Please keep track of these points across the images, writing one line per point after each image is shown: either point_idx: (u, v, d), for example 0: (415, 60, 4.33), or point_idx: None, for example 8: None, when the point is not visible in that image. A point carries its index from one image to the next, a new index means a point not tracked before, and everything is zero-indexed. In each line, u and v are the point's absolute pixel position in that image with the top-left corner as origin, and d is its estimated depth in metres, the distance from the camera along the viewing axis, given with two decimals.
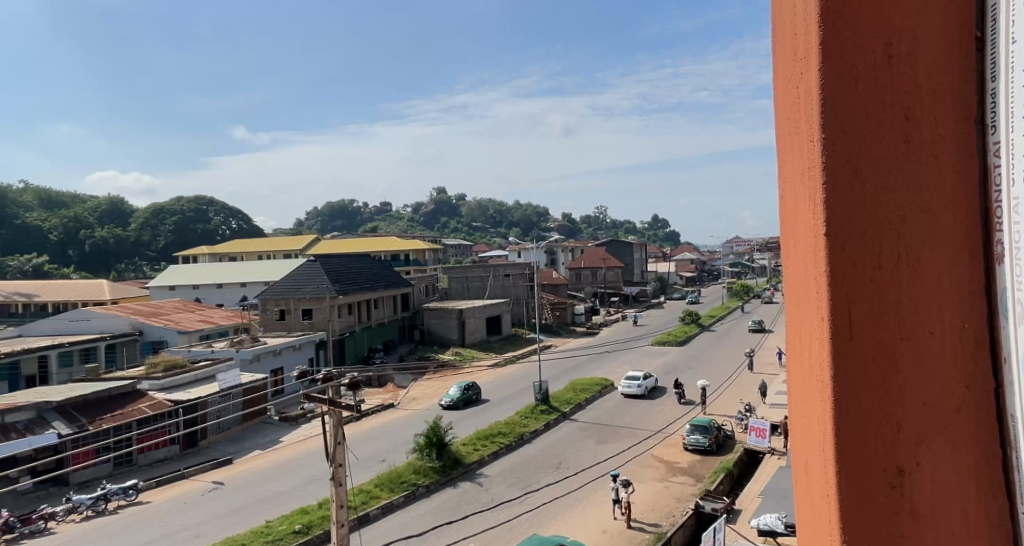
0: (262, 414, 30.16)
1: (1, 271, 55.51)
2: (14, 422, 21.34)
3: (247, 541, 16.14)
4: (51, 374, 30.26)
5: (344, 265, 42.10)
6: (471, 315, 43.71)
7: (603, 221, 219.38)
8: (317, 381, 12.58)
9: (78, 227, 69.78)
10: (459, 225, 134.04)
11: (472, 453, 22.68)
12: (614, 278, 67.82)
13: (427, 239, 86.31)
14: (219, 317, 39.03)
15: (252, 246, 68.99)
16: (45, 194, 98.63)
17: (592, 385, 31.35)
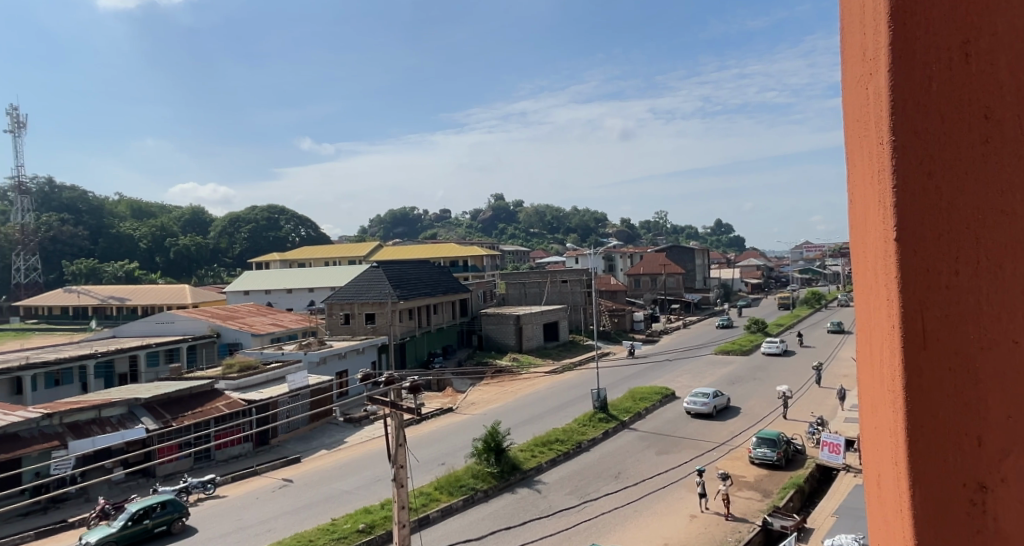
0: (328, 415, 31.01)
1: (97, 276, 59.41)
2: (108, 417, 22.77)
3: (312, 539, 16.58)
4: (138, 373, 32.09)
5: (405, 272, 42.90)
6: (528, 321, 43.69)
7: (663, 227, 216.28)
8: (380, 382, 12.86)
9: (164, 235, 75.07)
10: (518, 232, 134.80)
11: (530, 459, 22.69)
12: (675, 284, 66.68)
13: (486, 245, 87.02)
14: (289, 321, 40.42)
15: (318, 252, 71.26)
16: (135, 205, 105.04)
17: (652, 394, 30.86)
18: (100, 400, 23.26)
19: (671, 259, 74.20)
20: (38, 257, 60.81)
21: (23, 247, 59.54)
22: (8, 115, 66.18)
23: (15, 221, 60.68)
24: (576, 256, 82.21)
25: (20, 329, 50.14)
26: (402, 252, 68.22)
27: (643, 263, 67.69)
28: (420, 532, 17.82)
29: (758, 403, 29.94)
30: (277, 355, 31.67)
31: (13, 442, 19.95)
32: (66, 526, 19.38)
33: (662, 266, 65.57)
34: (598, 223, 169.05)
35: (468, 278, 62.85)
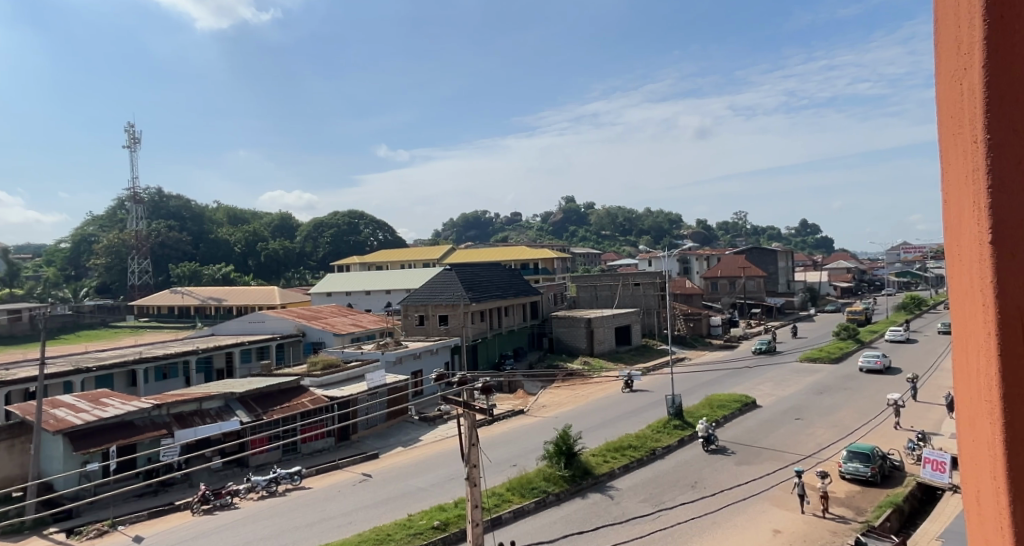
0: (404, 414, 31.77)
1: (196, 278, 63.37)
2: (208, 408, 24.56)
3: (390, 533, 17.02)
4: (231, 370, 33.93)
5: (476, 274, 43.43)
6: (599, 324, 43.21)
7: (744, 229, 209.73)
8: (454, 383, 13.09)
9: (256, 239, 79.58)
10: (591, 234, 134.08)
11: (602, 464, 22.49)
12: (755, 288, 64.46)
13: (559, 249, 86.97)
14: (368, 321, 41.73)
15: (397, 256, 73.25)
16: (231, 211, 111.32)
17: (731, 402, 30.01)
18: (201, 392, 24.99)
19: (752, 261, 71.72)
20: (148, 261, 65.39)
21: (134, 252, 64.15)
22: (124, 130, 71.46)
23: (128, 227, 65.50)
24: (649, 259, 80.69)
25: (128, 326, 54.00)
26: (476, 255, 69.03)
27: (721, 266, 65.77)
28: (493, 532, 18.04)
29: (848, 415, 28.63)
30: (356, 354, 32.67)
31: (128, 429, 21.91)
32: (172, 509, 20.96)
33: (741, 269, 63.53)
34: (674, 225, 165.77)
35: (539, 281, 63.11)
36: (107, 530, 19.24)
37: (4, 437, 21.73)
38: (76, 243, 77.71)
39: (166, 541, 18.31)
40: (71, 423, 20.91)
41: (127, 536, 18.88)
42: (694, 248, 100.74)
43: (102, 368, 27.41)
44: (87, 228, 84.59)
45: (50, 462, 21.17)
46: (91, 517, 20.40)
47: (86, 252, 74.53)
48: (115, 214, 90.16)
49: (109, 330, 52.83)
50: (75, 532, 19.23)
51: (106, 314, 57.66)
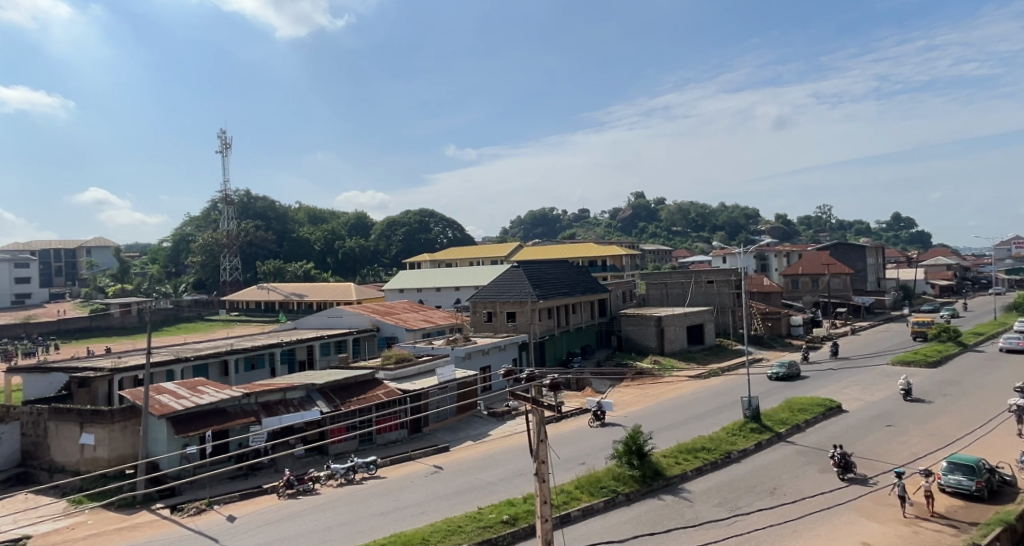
0: (473, 408, 32.16)
1: (281, 276, 66.35)
2: (292, 398, 25.67)
3: (461, 525, 17.31)
4: (312, 361, 35.26)
5: (544, 272, 43.43)
6: (670, 323, 42.47)
7: (828, 224, 200.60)
8: (521, 379, 13.10)
9: (334, 238, 82.32)
10: (663, 231, 132.08)
11: (674, 466, 22.11)
12: (840, 286, 61.61)
13: (628, 245, 85.87)
14: (438, 318, 42.46)
15: (467, 253, 74.16)
16: (311, 211, 115.79)
17: (813, 406, 28.90)
18: (285, 383, 26.11)
19: (837, 259, 68.61)
20: (239, 258, 69.05)
21: (226, 250, 67.84)
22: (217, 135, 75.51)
23: (221, 226, 69.31)
24: (724, 255, 78.46)
25: (220, 320, 57.18)
26: (547, 251, 69.08)
27: (803, 263, 63.16)
28: (561, 530, 18.10)
29: (947, 423, 27.04)
30: (427, 349, 33.35)
31: (220, 416, 23.33)
32: (261, 492, 22.13)
33: (824, 267, 60.82)
34: (751, 220, 160.93)
35: (607, 278, 62.56)
36: (206, 508, 20.77)
37: (118, 419, 23.52)
38: (175, 241, 83.01)
39: (253, 523, 19.33)
40: (173, 408, 22.51)
41: (221, 516, 20.20)
42: (774, 243, 97.37)
43: (198, 357, 29.09)
44: (185, 228, 90.28)
45: (156, 444, 22.79)
46: (190, 496, 22.00)
47: (184, 251, 79.51)
48: (208, 214, 95.68)
49: (202, 323, 56.16)
50: (178, 508, 20.88)
51: (201, 307, 61.27)
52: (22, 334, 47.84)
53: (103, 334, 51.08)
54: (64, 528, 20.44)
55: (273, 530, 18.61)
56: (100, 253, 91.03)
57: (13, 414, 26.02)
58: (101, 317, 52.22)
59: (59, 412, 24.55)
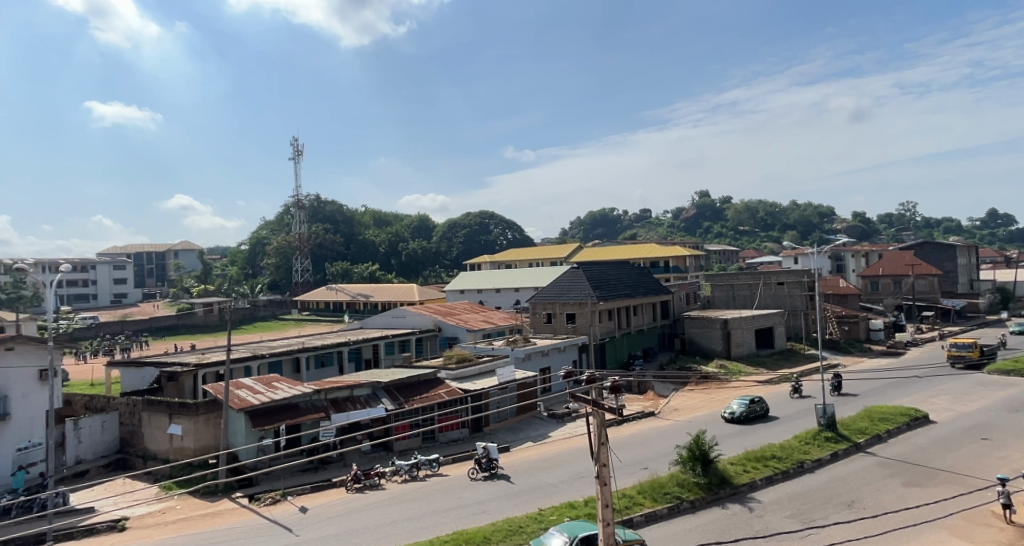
0: (533, 410, 32.17)
1: (349, 277, 68.30)
2: (358, 395, 26.33)
3: (522, 525, 17.36)
4: (377, 360, 36.11)
5: (604, 273, 43.09)
6: (737, 326, 41.38)
7: (911, 221, 190.60)
8: (582, 381, 13.03)
9: (398, 240, 84.05)
10: (730, 231, 128.68)
11: (742, 474, 21.55)
12: (927, 288, 58.49)
13: (693, 246, 84.07)
14: (498, 318, 42.70)
15: (527, 254, 74.27)
16: (376, 215, 118.53)
17: (895, 416, 27.59)
18: (353, 380, 26.83)
19: (923, 259, 65.08)
20: (309, 260, 71.58)
21: (297, 253, 70.40)
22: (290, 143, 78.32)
23: (293, 229, 71.92)
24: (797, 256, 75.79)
25: (292, 319, 59.32)
26: (609, 252, 68.52)
27: (884, 264, 60.26)
28: (624, 535, 17.98)
29: None
30: (487, 350, 33.61)
31: (293, 411, 24.21)
32: (330, 484, 22.78)
33: (909, 268, 57.89)
34: (826, 218, 154.80)
35: (670, 279, 61.55)
36: (280, 498, 21.59)
37: (202, 411, 24.69)
38: (252, 244, 86.77)
39: (324, 515, 19.95)
40: (250, 402, 23.63)
41: (294, 506, 20.92)
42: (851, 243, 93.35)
43: (273, 354, 30.25)
44: (260, 232, 94.15)
45: (236, 436, 23.84)
46: (267, 486, 22.96)
47: (259, 253, 83.01)
48: (282, 218, 99.48)
49: (276, 322, 58.40)
50: (255, 497, 21.79)
51: (275, 307, 63.70)
52: (116, 331, 51.02)
53: (188, 331, 53.90)
54: (154, 512, 21.68)
55: (342, 523, 19.15)
56: (184, 254, 96.18)
57: (112, 404, 27.71)
58: (186, 315, 55.13)
59: (151, 403, 26.01)
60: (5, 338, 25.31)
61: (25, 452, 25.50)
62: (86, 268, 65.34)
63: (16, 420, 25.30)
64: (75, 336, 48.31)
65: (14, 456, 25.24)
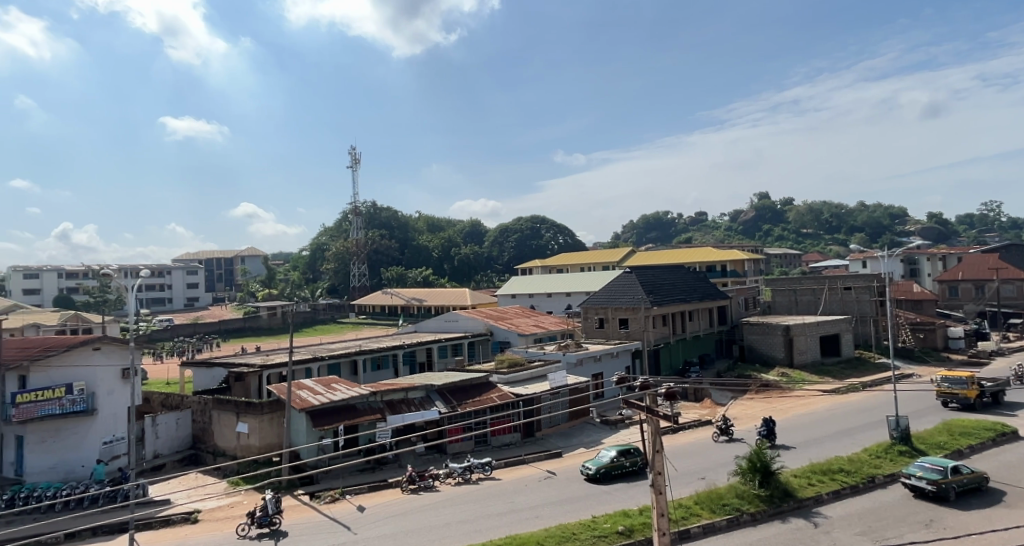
0: (586, 415, 31.92)
1: (404, 281, 69.45)
2: (413, 398, 26.71)
3: (575, 532, 17.24)
4: (431, 363, 36.49)
5: (658, 277, 42.47)
6: (800, 332, 40.06)
7: (991, 222, 179.98)
8: (635, 387, 12.88)
9: (451, 245, 84.94)
10: (793, 233, 124.49)
11: (806, 488, 20.88)
12: (1013, 294, 55.27)
13: (753, 250, 81.86)
14: (550, 323, 42.63)
15: (578, 259, 73.88)
16: (430, 221, 120.05)
17: (980, 432, 26.19)
18: (407, 383, 27.25)
19: (1009, 263, 61.35)
20: (366, 265, 73.16)
21: (355, 258, 72.00)
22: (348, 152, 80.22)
23: (350, 235, 73.58)
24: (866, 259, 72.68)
25: (350, 322, 60.69)
26: (664, 257, 67.54)
27: (964, 268, 57.20)
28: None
29: None
30: (538, 354, 33.56)
31: (351, 412, 24.75)
32: (386, 485, 23.14)
33: (992, 272, 54.73)
34: (897, 219, 147.92)
35: (727, 284, 60.19)
36: (339, 497, 22.07)
37: (266, 410, 25.45)
38: (312, 250, 89.25)
39: (381, 514, 20.28)
40: (311, 402, 24.30)
41: (352, 505, 21.35)
42: (926, 245, 88.73)
43: (332, 357, 30.98)
44: (320, 237, 96.79)
45: (298, 435, 24.53)
46: (326, 485, 23.54)
47: (319, 258, 85.44)
48: (340, 223, 101.94)
49: (334, 325, 59.81)
50: (316, 495, 22.35)
51: (334, 311, 65.30)
52: (189, 333, 53.39)
53: (253, 333, 55.82)
54: (224, 506, 22.54)
55: (398, 522, 19.44)
56: (250, 260, 99.91)
57: (186, 403, 28.90)
58: (252, 318, 57.14)
59: (220, 402, 27.02)
60: (93, 338, 26.80)
61: (109, 445, 26.89)
62: (162, 274, 68.79)
63: (103, 415, 26.66)
64: (152, 337, 50.79)
65: (99, 449, 26.59)
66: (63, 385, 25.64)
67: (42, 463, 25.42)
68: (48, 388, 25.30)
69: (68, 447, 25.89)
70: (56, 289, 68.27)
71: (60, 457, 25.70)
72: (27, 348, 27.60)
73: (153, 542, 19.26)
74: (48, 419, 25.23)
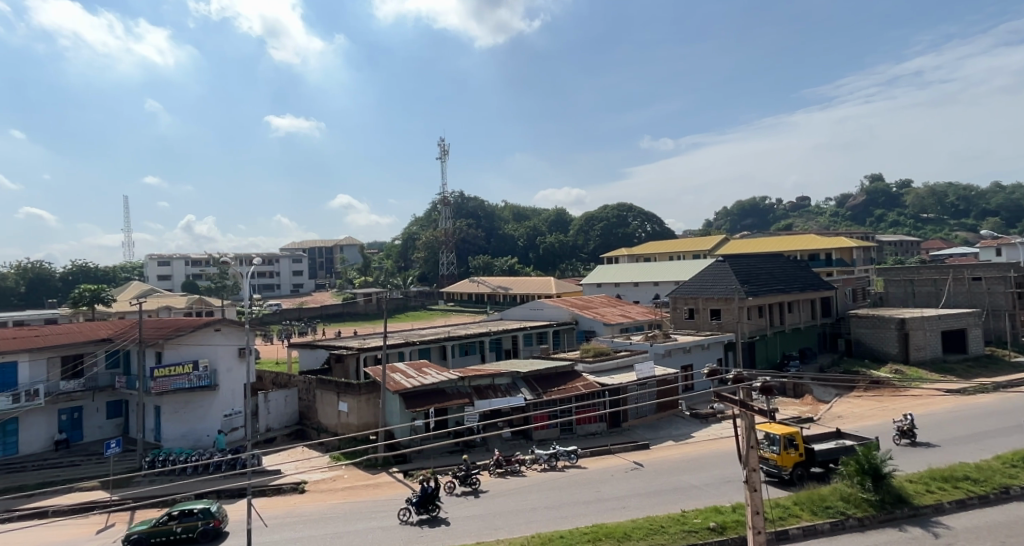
0: (674, 408, 31.32)
1: (492, 270, 70.29)
2: (500, 384, 27.04)
3: (665, 525, 16.99)
4: (517, 350, 36.85)
5: (754, 266, 40.93)
6: (916, 326, 37.51)
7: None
8: (729, 380, 12.46)
9: (538, 234, 85.14)
10: (910, 217, 115.58)
11: (924, 495, 19.59)
12: None
13: (863, 237, 76.81)
14: (637, 313, 41.99)
15: (666, 247, 72.25)
16: (517, 210, 120.77)
17: None
18: (494, 369, 27.59)
19: None
20: (455, 254, 74.74)
21: (444, 246, 73.69)
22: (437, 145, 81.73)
23: (440, 225, 75.26)
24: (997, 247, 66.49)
25: (439, 309, 62.22)
26: (760, 245, 64.88)
27: None
28: None
29: None
30: (625, 345, 33.15)
31: (440, 396, 25.36)
32: (475, 467, 23.58)
33: None
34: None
35: (832, 274, 56.97)
36: (430, 476, 22.73)
37: (364, 391, 26.47)
38: (405, 239, 92.13)
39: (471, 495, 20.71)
40: (404, 385, 25.12)
41: (442, 486, 21.88)
42: None
43: (423, 342, 31.78)
44: (412, 227, 99.77)
45: (392, 416, 25.38)
46: (418, 464, 24.30)
47: (411, 247, 88.07)
48: (430, 214, 104.59)
49: (423, 311, 61.49)
50: (409, 474, 23.12)
51: (425, 298, 67.22)
52: (295, 317, 56.56)
53: (351, 318, 58.35)
54: (326, 479, 23.71)
55: (488, 505, 19.79)
56: (349, 248, 104.52)
57: (293, 382, 30.48)
58: (350, 305, 59.69)
59: (323, 382, 28.35)
60: (214, 320, 28.63)
61: (229, 418, 28.83)
62: (272, 262, 73.28)
63: (223, 391, 28.56)
64: (264, 320, 54.35)
65: (220, 421, 28.57)
66: (190, 361, 27.66)
67: (174, 432, 27.66)
68: (178, 364, 27.39)
69: (196, 418, 27.98)
70: (183, 275, 74.38)
71: (189, 427, 27.83)
72: (161, 327, 30.03)
73: (267, 510, 20.58)
74: (179, 392, 27.32)
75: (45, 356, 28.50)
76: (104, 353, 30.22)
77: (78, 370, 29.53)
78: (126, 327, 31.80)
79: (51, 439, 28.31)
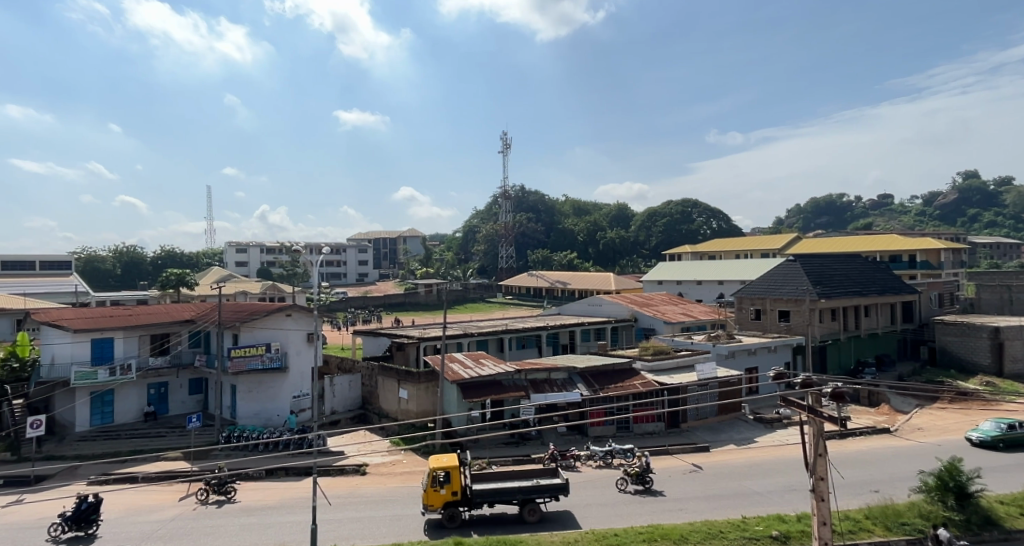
0: (737, 410, 30.59)
1: (552, 264, 70.11)
2: (557, 378, 26.96)
3: (724, 530, 16.64)
4: (574, 346, 36.72)
5: (827, 266, 39.41)
6: (1012, 337, 35.16)
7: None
8: (798, 385, 12.02)
9: (599, 229, 84.31)
10: (1006, 217, 108.01)
11: (1015, 517, 18.33)
12: None
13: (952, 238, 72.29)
14: (699, 312, 41.15)
15: (732, 245, 70.32)
16: (578, 205, 120.02)
17: None
18: (550, 364, 27.53)
19: None
20: (514, 248, 74.94)
21: (504, 240, 74.04)
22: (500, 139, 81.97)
23: (501, 218, 75.63)
24: None
25: (498, 302, 62.65)
26: (833, 245, 62.32)
27: None
28: None
29: None
30: (686, 344, 32.56)
31: (498, 387, 25.54)
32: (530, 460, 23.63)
33: None
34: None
35: (915, 276, 54.01)
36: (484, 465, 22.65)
37: (423, 379, 26.94)
38: (466, 231, 93.05)
39: None
40: (462, 375, 25.43)
41: None
42: None
43: (481, 334, 32.05)
44: (473, 221, 100.63)
45: (450, 405, 25.75)
46: (474, 454, 24.55)
47: (472, 240, 88.88)
48: (492, 208, 105.22)
49: (483, 304, 61.96)
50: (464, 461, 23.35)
51: (485, 290, 67.83)
52: (360, 305, 58.05)
53: (413, 308, 59.47)
54: (387, 463, 24.26)
55: None
56: (413, 240, 106.42)
57: (357, 367, 31.28)
58: (412, 295, 60.78)
59: (386, 369, 28.96)
60: (285, 305, 29.53)
61: (298, 399, 29.85)
62: (339, 251, 75.46)
63: (293, 372, 29.57)
64: (330, 308, 56.02)
65: (290, 402, 29.64)
66: (263, 343, 28.76)
67: (248, 410, 28.89)
68: (253, 346, 28.54)
69: (268, 398, 29.11)
70: (258, 262, 77.63)
71: (262, 406, 29.01)
72: (238, 311, 31.31)
73: (330, 490, 21.23)
74: (253, 373, 28.47)
75: (136, 333, 30.12)
76: (187, 332, 31.66)
77: (165, 348, 31.12)
78: (207, 308, 33.27)
79: (141, 411, 30.02)
